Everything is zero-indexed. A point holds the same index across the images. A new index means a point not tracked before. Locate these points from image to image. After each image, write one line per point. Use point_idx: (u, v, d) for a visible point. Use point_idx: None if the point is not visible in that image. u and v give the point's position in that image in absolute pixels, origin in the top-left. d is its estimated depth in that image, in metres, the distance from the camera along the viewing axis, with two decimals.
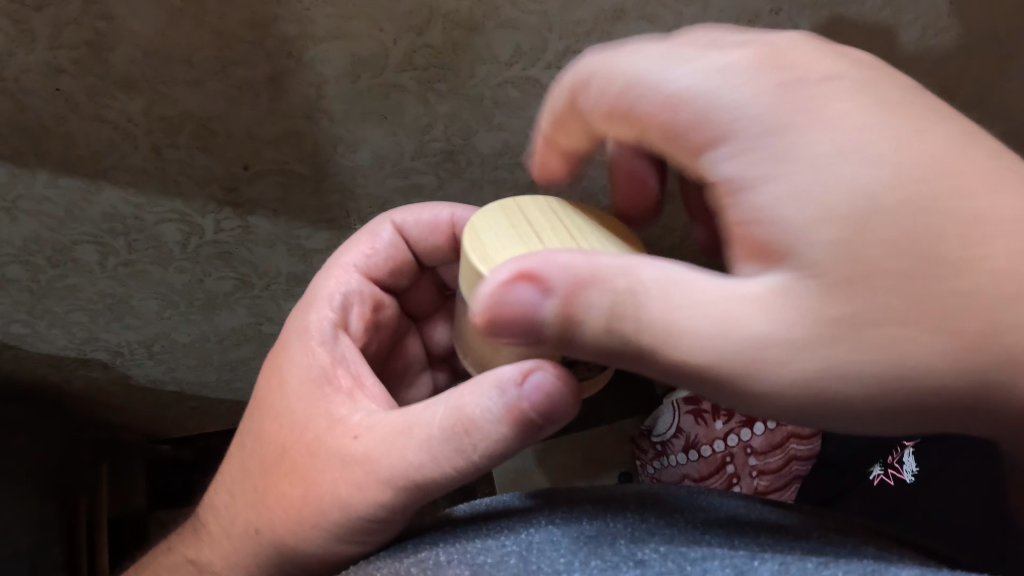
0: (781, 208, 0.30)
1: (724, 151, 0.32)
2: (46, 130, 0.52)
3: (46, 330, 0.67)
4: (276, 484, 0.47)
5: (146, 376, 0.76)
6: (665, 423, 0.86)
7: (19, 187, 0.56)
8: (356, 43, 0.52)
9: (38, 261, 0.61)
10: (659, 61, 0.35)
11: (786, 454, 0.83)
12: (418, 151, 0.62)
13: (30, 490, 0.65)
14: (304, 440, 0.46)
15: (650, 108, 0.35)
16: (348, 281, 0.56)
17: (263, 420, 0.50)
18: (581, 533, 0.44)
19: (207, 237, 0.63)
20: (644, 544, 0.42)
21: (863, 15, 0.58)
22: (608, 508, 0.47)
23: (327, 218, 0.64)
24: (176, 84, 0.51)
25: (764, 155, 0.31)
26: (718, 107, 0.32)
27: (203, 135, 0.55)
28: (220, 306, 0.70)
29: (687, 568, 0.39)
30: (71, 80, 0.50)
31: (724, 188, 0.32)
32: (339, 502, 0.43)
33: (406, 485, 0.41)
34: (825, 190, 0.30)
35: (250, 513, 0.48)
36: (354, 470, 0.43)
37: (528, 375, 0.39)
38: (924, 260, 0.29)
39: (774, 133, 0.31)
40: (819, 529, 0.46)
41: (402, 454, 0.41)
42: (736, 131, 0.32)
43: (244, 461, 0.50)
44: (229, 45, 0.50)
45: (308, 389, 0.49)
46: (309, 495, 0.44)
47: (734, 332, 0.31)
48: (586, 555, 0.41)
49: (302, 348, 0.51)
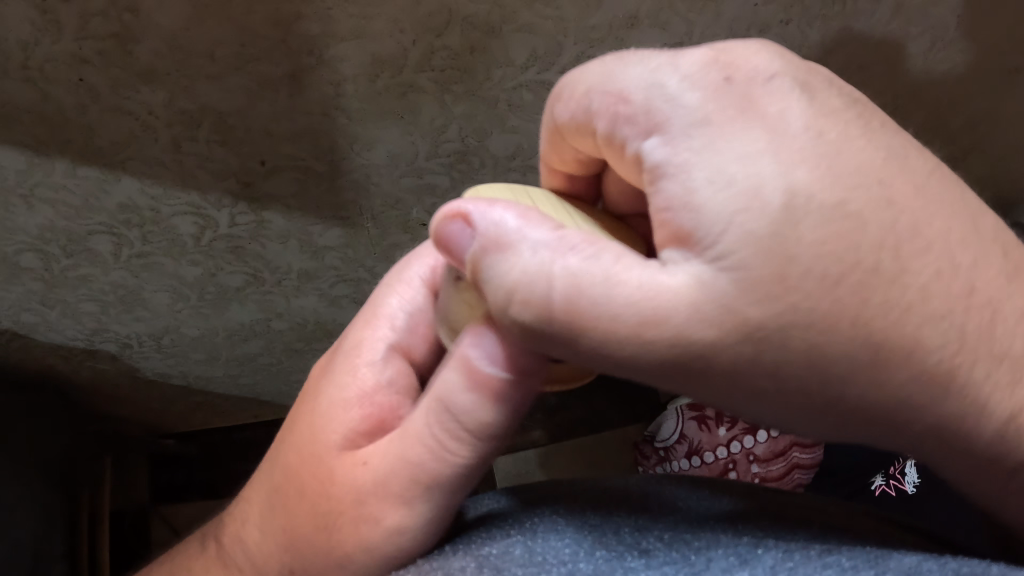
0: (697, 199, 0.31)
1: (656, 140, 0.32)
2: (68, 119, 0.53)
3: (56, 319, 0.68)
4: (296, 518, 0.46)
5: (153, 369, 0.77)
6: (669, 427, 0.86)
7: (38, 175, 0.56)
8: (376, 43, 0.53)
9: (52, 250, 0.62)
10: (614, 61, 0.35)
11: (788, 462, 0.80)
12: (432, 151, 0.63)
13: (36, 478, 0.66)
14: (310, 463, 0.46)
15: (600, 110, 0.35)
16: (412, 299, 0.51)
17: (279, 453, 0.49)
18: (584, 522, 0.44)
19: (222, 230, 0.64)
20: (647, 534, 0.44)
21: (872, 27, 0.60)
22: (607, 498, 0.48)
23: (341, 215, 0.65)
24: (198, 78, 0.52)
25: (689, 143, 0.31)
26: (655, 101, 0.33)
27: (223, 129, 0.56)
28: (231, 301, 0.71)
29: (690, 556, 0.42)
30: (95, 71, 0.50)
31: (653, 179, 0.32)
32: (348, 514, 0.43)
33: (408, 488, 0.41)
34: (747, 181, 0.30)
35: (283, 553, 0.46)
36: (362, 488, 0.42)
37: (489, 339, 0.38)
38: (847, 264, 0.30)
39: (703, 126, 0.31)
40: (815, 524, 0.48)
41: (403, 457, 0.41)
42: (667, 121, 0.32)
43: (266, 499, 0.49)
44: (252, 41, 0.51)
45: (313, 409, 0.48)
46: (328, 525, 0.44)
47: (647, 323, 0.31)
48: (592, 544, 0.42)
49: (346, 369, 0.49)
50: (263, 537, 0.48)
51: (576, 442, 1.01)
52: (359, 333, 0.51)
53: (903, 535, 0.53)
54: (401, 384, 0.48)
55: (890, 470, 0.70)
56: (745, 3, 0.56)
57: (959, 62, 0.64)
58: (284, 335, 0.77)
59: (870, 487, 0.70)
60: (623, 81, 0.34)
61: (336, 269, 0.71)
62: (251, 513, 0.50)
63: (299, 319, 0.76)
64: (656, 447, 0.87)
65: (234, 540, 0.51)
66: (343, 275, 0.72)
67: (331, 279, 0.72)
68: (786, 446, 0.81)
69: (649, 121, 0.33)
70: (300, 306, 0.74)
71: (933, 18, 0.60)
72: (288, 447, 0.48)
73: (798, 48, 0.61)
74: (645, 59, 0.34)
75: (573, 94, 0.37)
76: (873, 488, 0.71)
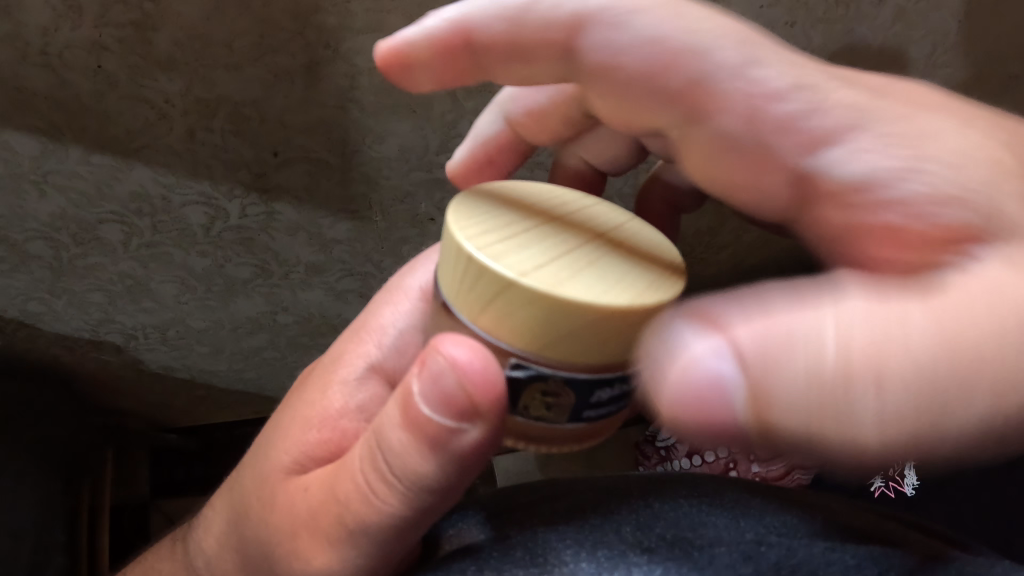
0: (942, 187, 0.32)
1: (836, 150, 0.38)
2: (83, 106, 0.54)
3: (62, 310, 0.69)
4: (241, 530, 0.48)
5: (157, 362, 0.78)
6: (669, 428, 0.85)
7: (51, 162, 0.57)
8: (392, 38, 0.54)
9: (62, 238, 0.62)
10: (683, 28, 0.41)
11: (787, 462, 0.80)
12: (444, 146, 0.62)
13: (36, 467, 0.66)
14: (261, 480, 0.48)
15: (689, 81, 0.42)
16: (406, 312, 0.56)
17: (246, 465, 0.52)
18: (587, 522, 0.52)
19: (231, 221, 0.64)
20: (647, 531, 0.52)
21: (873, 31, 0.61)
22: (610, 493, 0.56)
23: (350, 208, 0.65)
24: (215, 68, 0.53)
25: (899, 140, 0.35)
26: (812, 112, 0.39)
27: (237, 119, 0.57)
28: (237, 294, 0.71)
29: (692, 554, 0.49)
30: (113, 58, 0.51)
31: (847, 188, 0.37)
32: (280, 536, 0.44)
33: (337, 526, 0.41)
34: (971, 168, 0.33)
35: (230, 559, 0.49)
36: (296, 518, 0.44)
37: (429, 366, 0.36)
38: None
39: (890, 120, 0.36)
40: (810, 539, 0.51)
41: (337, 491, 0.42)
42: (857, 127, 0.37)
43: (228, 501, 0.52)
44: (271, 32, 0.51)
45: (286, 430, 0.50)
46: (262, 542, 0.45)
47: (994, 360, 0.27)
48: (594, 544, 0.50)
49: (320, 389, 0.53)
50: (217, 554, 0.51)
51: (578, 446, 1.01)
52: (345, 349, 0.56)
53: (904, 536, 0.54)
54: (371, 409, 0.51)
55: (889, 471, 0.71)
56: (752, 4, 0.58)
57: (959, 67, 0.66)
58: (289, 329, 0.77)
59: (870, 488, 0.72)
60: (719, 66, 0.40)
61: (344, 262, 0.71)
62: (212, 523, 0.53)
63: (305, 313, 0.76)
64: (657, 447, 0.86)
65: (198, 543, 0.54)
66: (351, 269, 0.72)
67: (339, 273, 0.72)
68: None
69: (773, 131, 0.40)
70: (307, 300, 0.75)
71: (930, 22, 0.61)
72: (248, 470, 0.51)
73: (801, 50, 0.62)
74: (733, 41, 0.40)
75: (622, 61, 0.43)
76: (873, 489, 0.73)
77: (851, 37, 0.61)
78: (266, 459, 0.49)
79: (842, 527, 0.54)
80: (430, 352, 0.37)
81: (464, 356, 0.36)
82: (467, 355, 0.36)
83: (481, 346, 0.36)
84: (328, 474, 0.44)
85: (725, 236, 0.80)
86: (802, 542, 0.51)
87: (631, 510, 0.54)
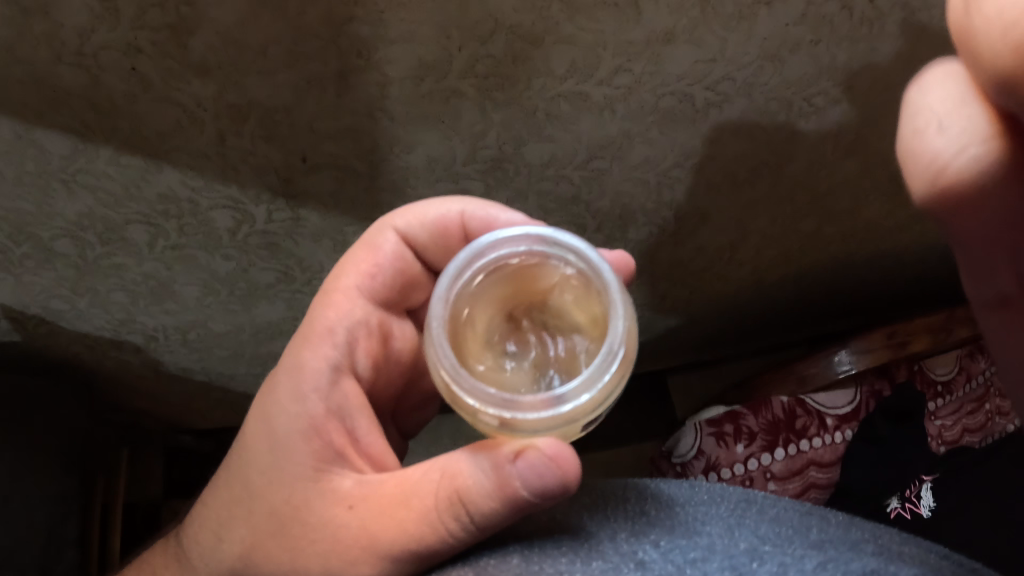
0: None
1: None
2: (117, 108, 0.53)
3: (85, 309, 0.71)
4: (263, 540, 0.49)
5: (177, 363, 0.81)
6: (686, 444, 0.88)
7: (81, 162, 0.57)
8: (424, 49, 0.52)
9: (88, 237, 0.64)
10: None
11: (806, 480, 0.88)
12: (470, 157, 0.64)
13: (54, 467, 0.70)
14: (281, 495, 0.48)
15: None
16: (351, 309, 0.54)
17: (241, 472, 0.51)
18: (581, 528, 0.50)
19: (257, 226, 0.65)
20: (642, 539, 0.50)
21: (899, 46, 0.61)
22: (606, 499, 0.54)
23: (375, 215, 0.67)
24: (249, 73, 0.52)
25: None
26: None
27: (269, 124, 0.56)
28: (260, 298, 0.74)
29: (686, 571, 0.47)
30: (147, 60, 0.50)
31: None
32: (325, 555, 0.47)
33: (406, 557, 0.46)
34: None
35: (239, 557, 0.50)
36: (343, 540, 0.46)
37: (525, 453, 0.43)
38: None
39: None
40: (819, 525, 0.55)
41: (398, 518, 0.46)
42: None
43: (227, 499, 0.51)
44: (304, 40, 0.50)
45: (282, 441, 0.49)
46: (295, 560, 0.47)
47: None
48: (589, 555, 0.48)
49: (292, 396, 0.50)
50: (217, 546, 0.51)
51: (586, 454, 1.03)
52: (298, 353, 0.52)
53: (903, 546, 0.54)
54: (348, 407, 0.51)
55: (906, 494, 0.85)
56: (778, 22, 0.57)
57: None
58: None
59: (887, 509, 0.85)
60: None
61: None
62: (206, 514, 0.52)
63: None
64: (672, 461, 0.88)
65: (189, 539, 0.54)
66: None
67: None
68: (802, 465, 0.89)
69: None
70: None
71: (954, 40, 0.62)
72: (251, 467, 0.50)
73: (828, 68, 0.62)
74: None
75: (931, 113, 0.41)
76: (888, 509, 0.85)
77: (874, 54, 0.62)
78: (273, 468, 0.49)
79: (843, 519, 0.57)
80: (528, 448, 0.43)
81: (562, 454, 0.43)
82: (559, 450, 0.43)
83: (557, 438, 0.43)
84: (381, 504, 0.47)
85: (744, 252, 0.86)
86: (795, 554, 0.49)
87: (629, 517, 0.52)
